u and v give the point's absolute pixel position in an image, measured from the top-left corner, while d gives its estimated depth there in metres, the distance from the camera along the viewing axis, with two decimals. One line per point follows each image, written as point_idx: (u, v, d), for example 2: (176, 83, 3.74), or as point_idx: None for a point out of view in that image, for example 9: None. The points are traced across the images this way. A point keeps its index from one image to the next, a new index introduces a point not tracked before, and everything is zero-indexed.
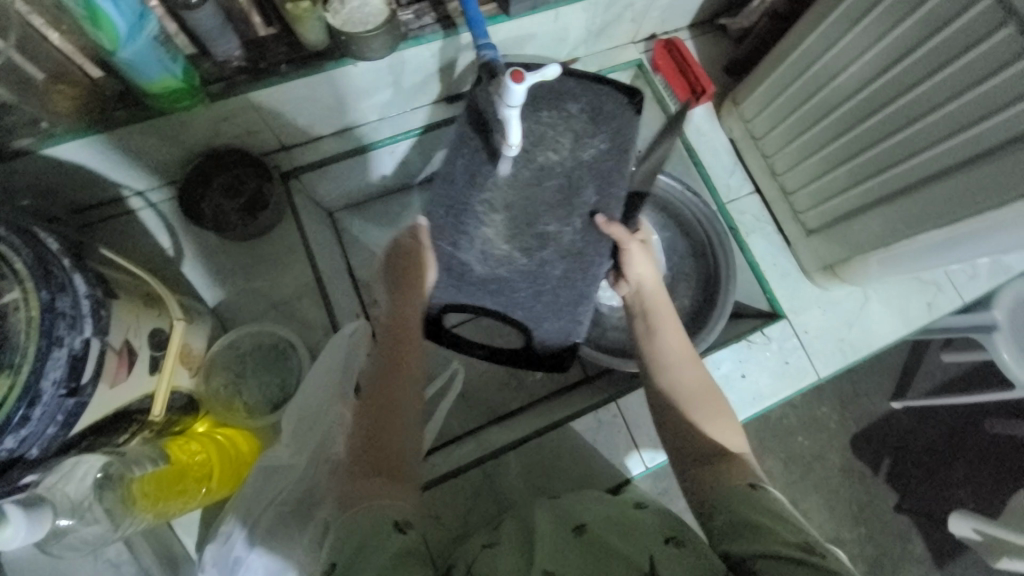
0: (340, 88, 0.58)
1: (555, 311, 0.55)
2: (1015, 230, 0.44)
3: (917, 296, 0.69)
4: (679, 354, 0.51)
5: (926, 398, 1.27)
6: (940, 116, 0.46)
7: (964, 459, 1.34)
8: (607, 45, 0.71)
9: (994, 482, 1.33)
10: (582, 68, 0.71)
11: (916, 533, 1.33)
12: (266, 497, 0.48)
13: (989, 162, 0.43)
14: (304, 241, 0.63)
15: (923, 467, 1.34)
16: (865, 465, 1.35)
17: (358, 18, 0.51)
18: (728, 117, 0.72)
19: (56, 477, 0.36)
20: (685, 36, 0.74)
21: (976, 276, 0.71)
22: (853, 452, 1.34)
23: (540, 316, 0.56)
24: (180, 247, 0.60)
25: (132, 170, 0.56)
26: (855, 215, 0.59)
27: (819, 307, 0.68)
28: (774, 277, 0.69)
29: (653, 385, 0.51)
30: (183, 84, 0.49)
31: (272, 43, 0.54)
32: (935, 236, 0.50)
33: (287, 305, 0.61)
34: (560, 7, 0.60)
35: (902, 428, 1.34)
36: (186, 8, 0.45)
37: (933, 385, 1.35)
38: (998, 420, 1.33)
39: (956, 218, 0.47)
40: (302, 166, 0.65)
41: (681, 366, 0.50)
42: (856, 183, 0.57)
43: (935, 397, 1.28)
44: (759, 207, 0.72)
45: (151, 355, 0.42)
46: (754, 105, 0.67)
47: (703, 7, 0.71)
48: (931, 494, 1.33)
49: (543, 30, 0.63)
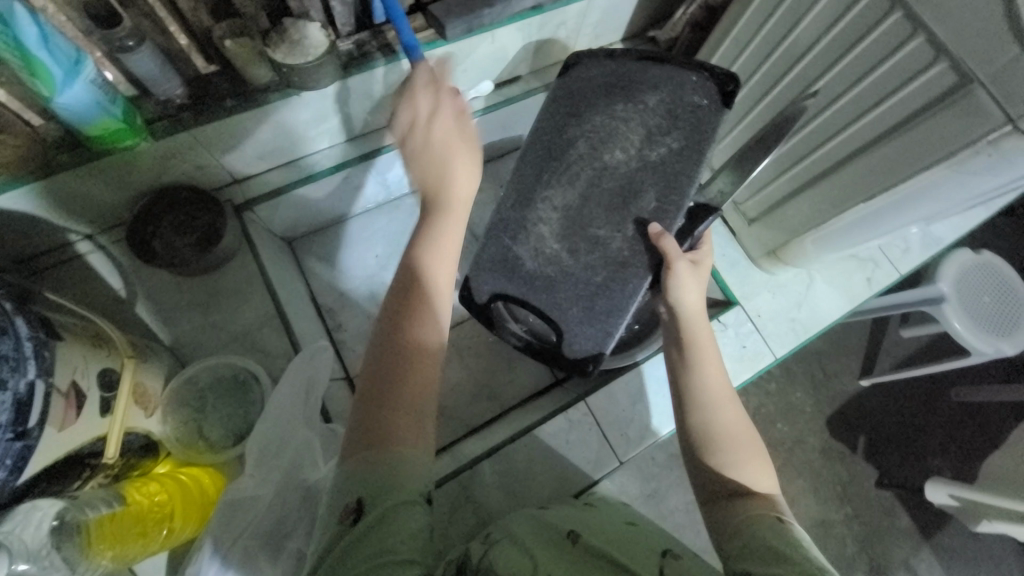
0: (286, 117, 0.59)
1: (587, 318, 0.55)
2: (938, 194, 0.47)
3: (857, 273, 0.73)
4: (716, 393, 0.51)
5: (892, 372, 1.33)
6: (849, 99, 0.51)
7: (937, 429, 1.39)
8: (546, 62, 0.77)
9: (968, 449, 1.37)
10: (525, 85, 0.77)
11: (900, 507, 1.36)
12: (233, 532, 0.46)
13: (900, 135, 0.47)
14: (261, 270, 0.64)
15: (898, 440, 1.39)
16: (844, 445, 1.39)
17: (298, 49, 0.52)
18: None
19: (11, 525, 0.35)
20: (620, 48, 0.81)
21: (909, 249, 0.74)
22: (830, 433, 1.39)
23: (573, 319, 0.55)
24: (134, 287, 0.60)
25: (77, 214, 0.56)
26: (789, 201, 0.62)
27: (768, 291, 0.71)
28: (724, 267, 0.72)
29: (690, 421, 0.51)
30: (126, 125, 0.50)
31: (215, 80, 0.54)
32: (863, 210, 0.53)
33: (248, 337, 0.61)
34: (495, 29, 0.64)
35: (872, 404, 1.40)
36: (124, 50, 0.45)
37: (898, 360, 1.41)
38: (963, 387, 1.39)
39: (880, 191, 0.50)
40: (254, 198, 0.66)
41: (723, 407, 0.50)
42: (786, 170, 0.61)
43: (900, 370, 1.34)
44: None
45: (102, 396, 0.43)
46: None
47: (632, 22, 0.78)
48: (910, 467, 1.37)
49: (482, 50, 0.67)
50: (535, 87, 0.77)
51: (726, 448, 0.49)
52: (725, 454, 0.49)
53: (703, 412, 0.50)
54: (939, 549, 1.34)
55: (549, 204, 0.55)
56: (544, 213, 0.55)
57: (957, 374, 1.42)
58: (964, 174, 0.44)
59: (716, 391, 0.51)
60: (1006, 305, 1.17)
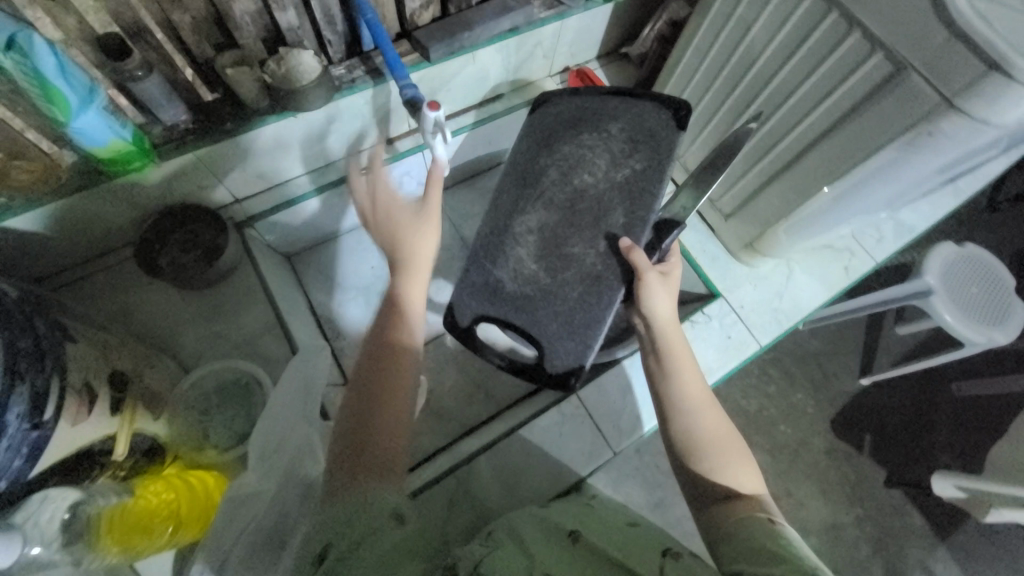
0: (285, 137, 0.63)
1: (563, 333, 0.56)
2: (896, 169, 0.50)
3: (834, 262, 0.76)
4: (691, 397, 0.54)
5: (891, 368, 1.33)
6: (800, 95, 0.55)
7: (942, 424, 1.38)
8: (526, 80, 0.83)
9: (975, 442, 1.36)
10: (508, 102, 0.82)
11: (911, 506, 1.34)
12: (237, 528, 0.47)
13: (852, 121, 0.51)
14: (262, 282, 0.67)
15: (904, 437, 1.38)
16: (849, 445, 1.38)
17: (296, 74, 0.57)
18: None
19: (25, 515, 0.37)
20: (595, 65, 0.87)
21: (882, 238, 0.77)
22: (834, 433, 1.39)
23: (552, 334, 0.56)
24: (140, 301, 0.63)
25: (89, 233, 0.60)
26: (759, 193, 0.65)
27: (749, 283, 0.74)
28: (706, 263, 0.75)
29: (671, 429, 0.54)
30: (134, 147, 0.54)
31: (217, 106, 0.59)
32: (829, 193, 0.56)
33: (249, 344, 0.64)
34: (476, 51, 0.70)
35: (875, 402, 1.40)
36: (135, 80, 0.50)
37: (895, 357, 1.42)
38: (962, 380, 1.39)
39: (842, 174, 0.54)
40: (255, 215, 0.70)
41: (702, 411, 0.53)
42: (753, 165, 0.65)
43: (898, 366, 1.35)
44: None
45: (112, 397, 0.45)
46: None
47: (604, 40, 0.84)
48: (918, 464, 1.36)
49: (465, 72, 0.72)
50: (518, 104, 0.83)
51: (705, 448, 0.52)
52: (705, 455, 0.51)
53: (682, 420, 0.53)
54: (956, 549, 1.31)
55: (527, 212, 0.59)
56: (526, 216, 0.59)
57: (959, 368, 1.42)
58: (914, 151, 0.47)
59: (693, 394, 0.54)
60: (997, 295, 1.19)
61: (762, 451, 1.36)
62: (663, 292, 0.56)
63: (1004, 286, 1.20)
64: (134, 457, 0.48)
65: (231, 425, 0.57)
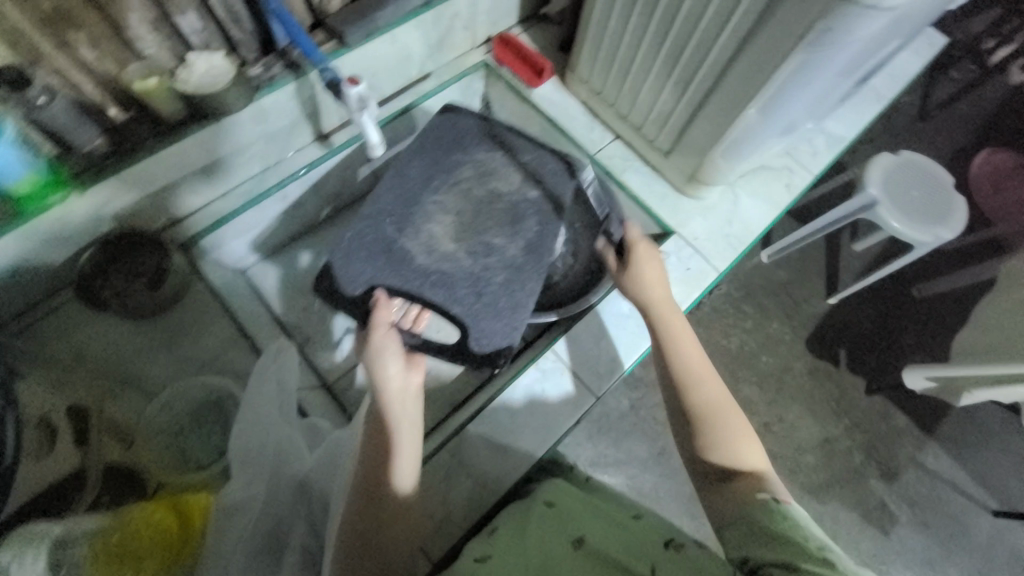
0: (213, 145, 0.62)
1: (490, 312, 0.58)
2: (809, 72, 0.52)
3: (775, 182, 0.80)
4: (705, 372, 0.60)
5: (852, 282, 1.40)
6: (707, 20, 0.56)
7: (909, 326, 1.45)
8: (451, 55, 0.82)
9: (941, 337, 1.44)
10: (437, 80, 0.82)
11: (894, 408, 1.41)
12: (234, 540, 0.48)
13: (761, 33, 0.52)
14: (217, 297, 0.65)
15: (876, 345, 1.45)
16: (828, 362, 1.44)
17: (206, 79, 0.57)
18: (573, 84, 0.84)
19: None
20: (518, 30, 0.87)
21: (815, 151, 0.82)
22: (812, 354, 1.44)
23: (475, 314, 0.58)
24: (88, 339, 0.61)
25: (24, 277, 0.58)
26: (690, 124, 0.68)
27: (699, 215, 0.77)
28: (655, 202, 0.78)
29: (684, 398, 0.59)
30: (51, 176, 0.53)
31: (133, 125, 0.57)
32: (752, 110, 0.59)
33: (215, 361, 0.63)
34: (394, 31, 0.69)
35: (844, 317, 1.47)
36: (35, 107, 0.48)
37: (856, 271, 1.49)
38: (920, 282, 1.47)
39: (759, 89, 0.56)
40: (200, 232, 0.68)
41: (706, 383, 0.59)
42: (681, 98, 0.66)
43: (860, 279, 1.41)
44: (622, 148, 0.81)
45: (63, 430, 0.52)
46: (586, 66, 0.79)
47: (521, 5, 0.84)
48: (892, 368, 1.43)
49: (386, 54, 0.72)
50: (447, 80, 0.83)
51: (709, 421, 0.57)
52: (709, 431, 0.57)
53: (694, 390, 0.59)
54: (943, 440, 1.39)
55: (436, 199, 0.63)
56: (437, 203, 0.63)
57: (918, 270, 1.49)
58: (817, 50, 0.50)
59: (696, 369, 0.60)
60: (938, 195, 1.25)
61: (751, 385, 1.41)
62: (658, 275, 0.65)
63: (943, 186, 1.26)
64: (111, 490, 0.52)
65: (212, 442, 0.58)
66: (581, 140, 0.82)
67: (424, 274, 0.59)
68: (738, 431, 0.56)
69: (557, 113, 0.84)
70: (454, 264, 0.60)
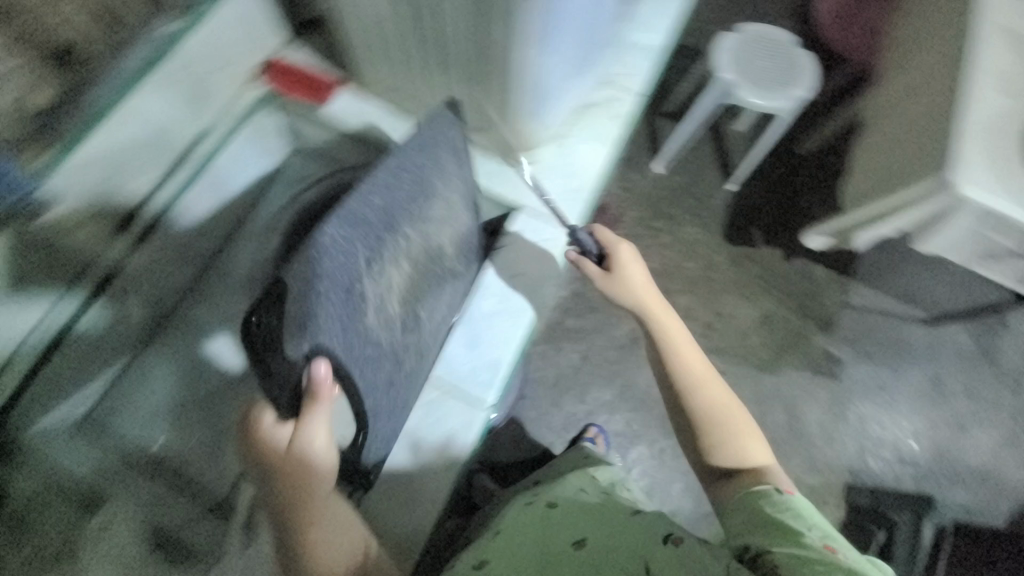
0: None
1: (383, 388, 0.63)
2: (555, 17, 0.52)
3: (601, 116, 0.81)
4: (709, 377, 0.74)
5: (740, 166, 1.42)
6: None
7: (803, 184, 1.50)
8: (221, 95, 0.76)
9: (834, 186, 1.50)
10: (220, 125, 0.77)
11: (812, 264, 1.47)
12: None
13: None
14: (54, 471, 0.67)
15: (780, 213, 1.49)
16: (743, 245, 1.48)
17: None
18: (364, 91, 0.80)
19: None
20: (281, 45, 0.83)
21: (634, 73, 0.83)
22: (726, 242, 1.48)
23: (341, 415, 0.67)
24: None
25: None
26: (482, 95, 0.67)
27: (535, 175, 0.80)
28: (483, 175, 0.80)
29: (692, 404, 0.73)
30: None
31: None
32: (531, 55, 0.56)
33: (68, 547, 0.65)
34: (138, 98, 0.61)
35: (744, 198, 1.50)
36: None
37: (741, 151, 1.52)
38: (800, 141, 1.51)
39: (521, 40, 0.55)
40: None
41: (705, 385, 0.74)
42: (461, 72, 0.64)
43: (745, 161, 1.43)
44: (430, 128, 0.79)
45: None
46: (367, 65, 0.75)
47: (269, 18, 0.78)
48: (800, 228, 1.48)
49: (145, 127, 0.65)
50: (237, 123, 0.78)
51: (708, 410, 0.72)
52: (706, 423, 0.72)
53: (701, 394, 0.73)
54: (862, 276, 1.47)
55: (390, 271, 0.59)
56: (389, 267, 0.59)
57: (796, 130, 1.53)
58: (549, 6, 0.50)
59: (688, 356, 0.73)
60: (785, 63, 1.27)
61: (683, 295, 1.44)
62: (638, 269, 0.76)
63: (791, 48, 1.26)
64: None
65: None
66: (387, 135, 0.80)
67: (360, 351, 0.57)
68: (737, 435, 0.72)
69: (353, 122, 0.81)
70: (377, 346, 0.60)
